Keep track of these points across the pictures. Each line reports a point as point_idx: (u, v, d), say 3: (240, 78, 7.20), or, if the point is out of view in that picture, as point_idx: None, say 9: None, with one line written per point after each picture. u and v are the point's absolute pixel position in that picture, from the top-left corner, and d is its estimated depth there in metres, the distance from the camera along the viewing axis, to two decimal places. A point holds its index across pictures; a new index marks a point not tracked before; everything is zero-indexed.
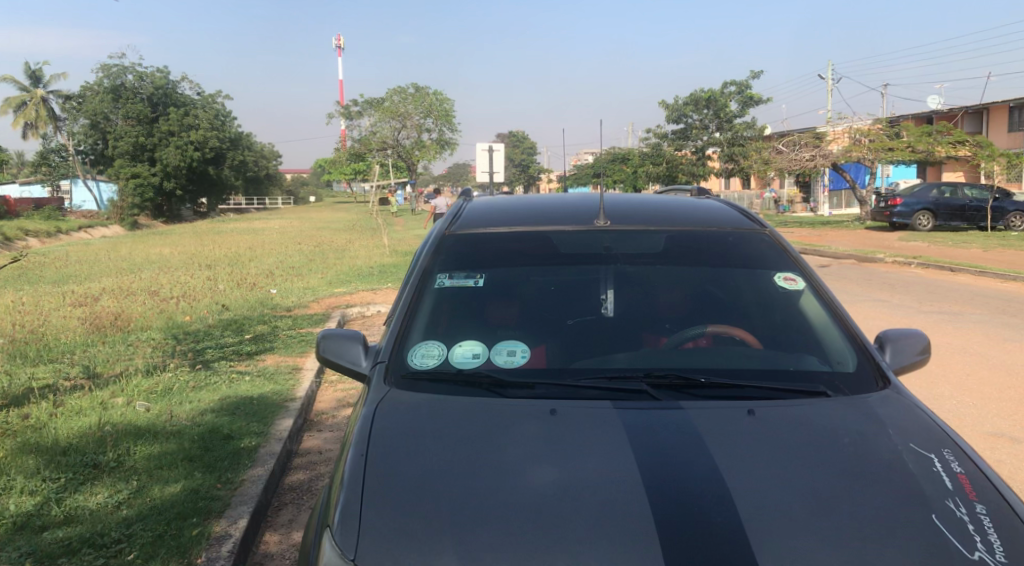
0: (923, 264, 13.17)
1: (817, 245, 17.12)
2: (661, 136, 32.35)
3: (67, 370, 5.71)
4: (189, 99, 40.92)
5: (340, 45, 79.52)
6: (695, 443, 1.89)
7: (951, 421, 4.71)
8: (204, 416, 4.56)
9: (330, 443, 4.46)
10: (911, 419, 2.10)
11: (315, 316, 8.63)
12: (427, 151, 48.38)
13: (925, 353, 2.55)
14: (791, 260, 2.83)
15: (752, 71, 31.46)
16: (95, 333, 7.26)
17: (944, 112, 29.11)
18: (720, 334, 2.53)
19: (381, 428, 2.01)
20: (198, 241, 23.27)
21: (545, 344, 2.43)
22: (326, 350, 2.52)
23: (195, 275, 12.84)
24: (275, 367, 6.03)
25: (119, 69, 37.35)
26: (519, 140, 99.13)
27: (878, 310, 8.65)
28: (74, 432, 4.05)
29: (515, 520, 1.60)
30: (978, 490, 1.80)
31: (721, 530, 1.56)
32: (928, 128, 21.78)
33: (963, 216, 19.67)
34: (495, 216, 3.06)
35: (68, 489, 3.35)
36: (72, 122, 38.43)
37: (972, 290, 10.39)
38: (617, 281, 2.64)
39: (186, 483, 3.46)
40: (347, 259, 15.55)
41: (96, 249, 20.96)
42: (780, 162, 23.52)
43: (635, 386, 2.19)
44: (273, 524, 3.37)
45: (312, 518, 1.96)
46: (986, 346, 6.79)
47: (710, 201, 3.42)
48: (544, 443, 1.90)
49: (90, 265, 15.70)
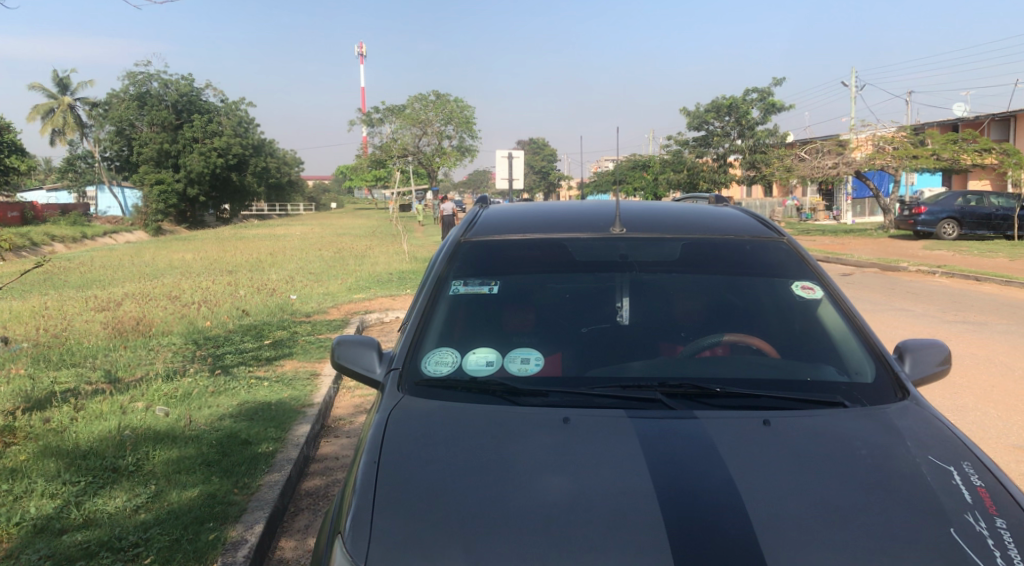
0: (948, 273, 12.94)
1: (840, 254, 16.92)
2: (681, 144, 32.22)
3: (89, 373, 5.81)
4: (212, 106, 41.58)
5: (362, 53, 80.20)
6: (708, 453, 1.87)
7: (973, 434, 4.60)
8: (223, 421, 4.61)
9: (347, 449, 4.48)
10: (929, 430, 2.06)
11: (334, 322, 8.70)
12: (448, 158, 48.68)
13: (945, 364, 2.50)
14: (810, 269, 2.78)
15: (775, 78, 31.19)
16: (117, 337, 7.38)
17: (970, 119, 28.67)
18: (737, 343, 2.50)
19: (393, 434, 2.02)
20: (221, 246, 23.75)
21: (559, 352, 2.42)
22: (341, 357, 2.52)
23: (216, 280, 13.03)
24: (294, 372, 6.09)
25: (145, 76, 38.11)
26: (540, 148, 99.79)
27: (901, 320, 8.49)
28: (95, 436, 4.11)
29: (525, 531, 1.59)
30: (998, 503, 1.75)
31: (731, 541, 1.54)
32: (954, 136, 21.34)
33: (989, 225, 19.28)
34: (511, 223, 3.06)
35: (88, 492, 3.41)
36: (99, 129, 39.55)
37: (999, 300, 10.17)
38: (634, 289, 2.63)
39: (203, 488, 3.50)
40: (367, 265, 15.72)
41: (120, 255, 21.33)
42: (802, 170, 23.24)
43: (649, 395, 2.16)
44: (289, 530, 3.39)
45: (324, 527, 1.95)
46: (1011, 357, 6.64)
47: (728, 210, 3.35)
48: (556, 453, 1.88)
49: (116, 270, 16.07)
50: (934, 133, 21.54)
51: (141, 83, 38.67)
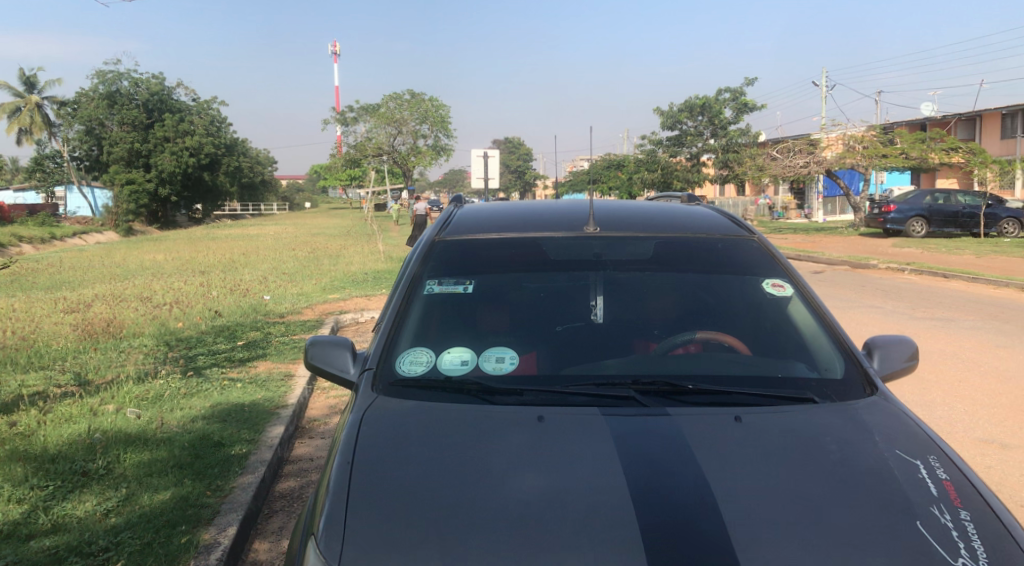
0: (917, 270, 13.20)
1: (811, 252, 17.17)
2: (655, 143, 32.45)
3: (58, 376, 5.71)
4: (184, 105, 40.97)
5: (336, 53, 79.68)
6: (681, 450, 1.89)
7: (941, 428, 4.71)
8: (195, 423, 4.56)
9: (321, 450, 4.45)
10: (897, 426, 2.10)
11: (309, 322, 8.64)
12: (423, 157, 48.54)
13: (913, 360, 2.55)
14: (781, 268, 2.83)
15: (747, 78, 31.56)
16: (87, 339, 7.25)
17: (937, 119, 29.27)
18: (710, 340, 2.53)
19: (367, 436, 2.01)
20: (192, 247, 23.43)
21: (534, 351, 2.43)
22: (313, 357, 2.52)
23: (188, 281, 12.87)
24: (268, 374, 6.04)
25: (114, 75, 37.44)
26: (515, 147, 99.92)
27: (871, 317, 8.65)
28: (64, 440, 4.04)
29: (500, 530, 1.59)
30: (962, 496, 1.80)
31: (705, 537, 1.56)
32: (922, 135, 21.76)
33: (956, 223, 19.70)
34: (485, 222, 3.07)
35: (57, 497, 3.35)
36: (68, 128, 38.78)
37: (965, 297, 10.40)
38: (607, 288, 2.65)
39: (176, 491, 3.46)
40: (341, 265, 15.63)
41: (87, 256, 20.93)
42: (774, 169, 23.54)
43: (623, 392, 2.19)
44: (263, 531, 3.36)
45: (298, 526, 1.94)
46: (977, 353, 6.80)
47: (700, 209, 3.38)
48: (530, 451, 1.90)
49: (84, 271, 15.75)
50: (902, 132, 21.94)
51: (110, 81, 37.99)
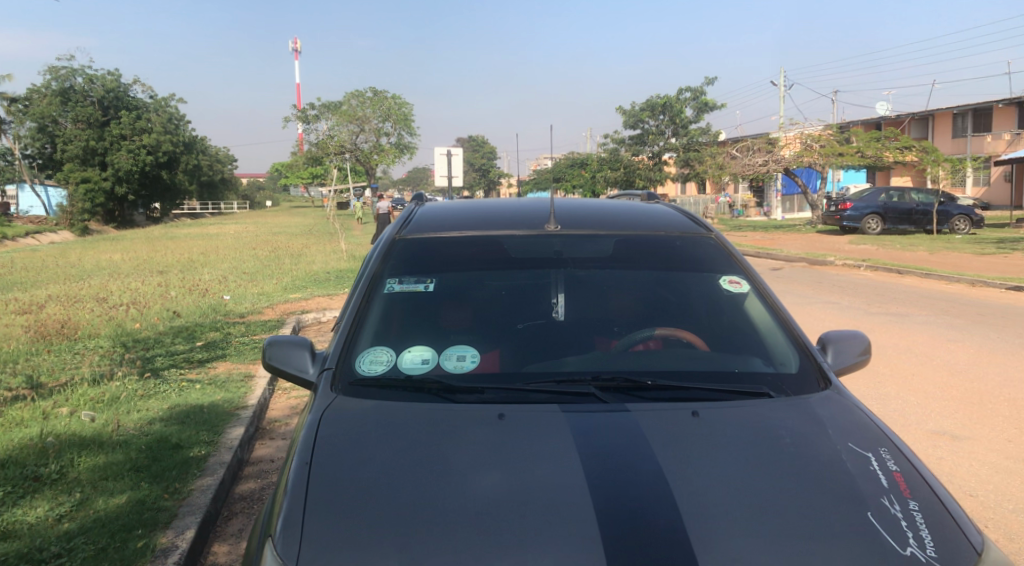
0: (872, 266, 13.56)
1: (770, 249, 17.50)
2: (619, 142, 32.66)
3: (9, 379, 5.54)
4: (141, 102, 39.96)
5: (296, 50, 78.56)
6: (639, 445, 1.93)
7: (895, 421, 4.86)
8: (152, 425, 4.48)
9: (282, 451, 4.41)
10: (849, 418, 2.17)
11: (269, 322, 8.53)
12: (387, 155, 48.17)
13: (865, 354, 2.63)
14: (738, 265, 2.89)
15: (708, 78, 31.98)
16: (39, 341, 7.05)
17: (892, 118, 30.06)
18: (669, 337, 2.58)
19: (327, 436, 2.00)
20: (146, 247, 22.86)
21: (497, 349, 2.45)
22: (272, 357, 2.49)
23: (143, 281, 12.57)
24: (227, 375, 5.95)
25: (68, 71, 36.34)
26: (480, 145, 99.82)
27: (828, 312, 8.86)
28: (13, 445, 3.93)
29: (460, 528, 1.61)
30: (911, 486, 1.87)
31: (664, 531, 1.59)
32: (877, 134, 22.33)
33: (911, 220, 20.27)
34: (446, 220, 3.08)
35: (6, 502, 3.26)
36: (19, 124, 37.51)
37: (916, 291, 10.73)
38: (569, 285, 2.68)
39: (132, 494, 3.40)
40: (302, 264, 15.43)
41: (36, 257, 20.27)
42: (735, 167, 23.90)
43: (584, 389, 2.22)
44: (222, 534, 3.32)
45: (256, 528, 1.93)
46: (929, 346, 7.02)
47: (659, 207, 3.43)
48: (491, 449, 1.91)
49: (33, 272, 15.25)
50: (858, 131, 22.48)
51: (64, 77, 36.87)
